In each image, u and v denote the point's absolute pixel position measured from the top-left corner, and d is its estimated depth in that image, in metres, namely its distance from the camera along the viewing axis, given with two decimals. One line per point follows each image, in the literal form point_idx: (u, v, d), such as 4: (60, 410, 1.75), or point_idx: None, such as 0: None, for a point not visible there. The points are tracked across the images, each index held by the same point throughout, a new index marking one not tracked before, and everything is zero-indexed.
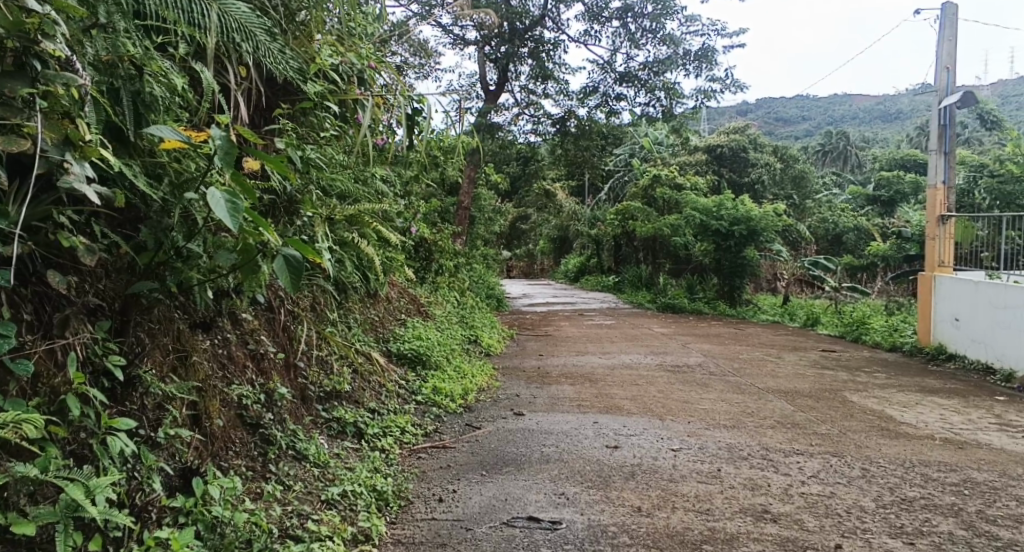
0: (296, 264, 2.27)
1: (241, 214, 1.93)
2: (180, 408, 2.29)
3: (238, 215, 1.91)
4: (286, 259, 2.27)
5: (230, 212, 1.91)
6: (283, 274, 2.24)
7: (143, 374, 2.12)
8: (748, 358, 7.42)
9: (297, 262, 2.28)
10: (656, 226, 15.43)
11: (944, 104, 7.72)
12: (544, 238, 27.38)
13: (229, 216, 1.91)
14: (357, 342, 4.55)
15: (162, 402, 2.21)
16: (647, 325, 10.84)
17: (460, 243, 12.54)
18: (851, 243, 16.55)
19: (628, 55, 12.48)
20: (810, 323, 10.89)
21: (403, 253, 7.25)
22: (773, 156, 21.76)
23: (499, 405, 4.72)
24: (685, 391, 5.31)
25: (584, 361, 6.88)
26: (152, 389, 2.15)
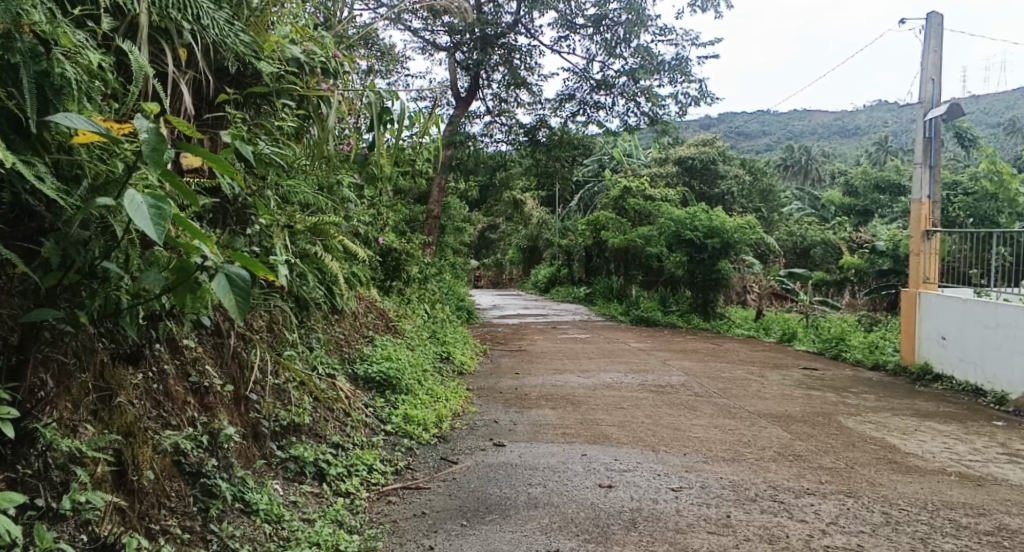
0: (244, 283, 1.84)
1: (169, 223, 1.53)
2: (95, 465, 1.89)
3: (166, 225, 1.51)
4: (231, 277, 1.84)
5: (153, 221, 1.51)
6: (224, 294, 1.80)
7: (45, 428, 1.76)
8: (731, 377, 7.13)
9: (246, 280, 1.85)
10: (629, 237, 15.19)
11: (929, 117, 7.56)
12: (511, 247, 27.09)
13: (153, 225, 1.51)
14: (319, 365, 4.12)
15: (69, 462, 1.83)
16: (623, 340, 10.55)
17: (430, 253, 12.11)
18: (820, 257, 16.53)
19: (604, 64, 12.23)
20: (787, 338, 10.68)
21: (371, 264, 6.82)
22: (742, 168, 21.79)
23: (476, 433, 4.32)
24: (674, 416, 4.97)
25: (563, 380, 6.52)
26: (55, 446, 1.78)
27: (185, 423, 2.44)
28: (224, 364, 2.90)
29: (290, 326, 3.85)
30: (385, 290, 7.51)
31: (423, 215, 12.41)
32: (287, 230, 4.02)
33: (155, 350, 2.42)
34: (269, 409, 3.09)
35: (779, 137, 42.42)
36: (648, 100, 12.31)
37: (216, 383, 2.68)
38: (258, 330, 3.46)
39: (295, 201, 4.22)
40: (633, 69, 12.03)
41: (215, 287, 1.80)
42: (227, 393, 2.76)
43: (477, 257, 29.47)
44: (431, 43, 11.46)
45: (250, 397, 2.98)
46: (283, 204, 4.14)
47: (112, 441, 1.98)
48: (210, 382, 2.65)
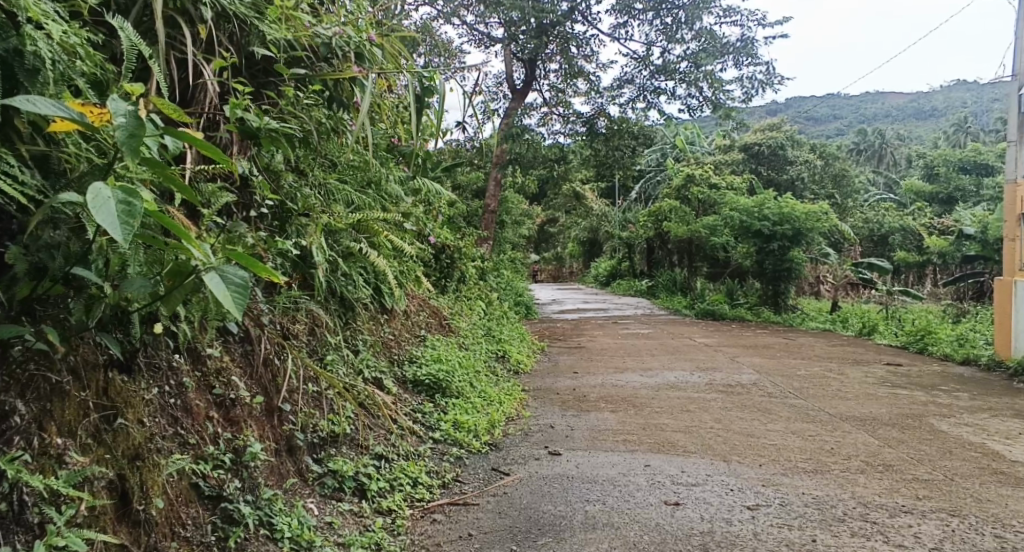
0: (239, 280, 1.75)
1: (136, 222, 1.48)
2: (80, 507, 1.72)
3: (131, 224, 1.47)
4: (225, 276, 1.75)
5: (120, 221, 1.47)
6: (218, 289, 1.70)
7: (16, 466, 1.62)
8: (807, 375, 6.64)
9: (241, 277, 1.76)
10: (692, 228, 14.64)
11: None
12: (572, 241, 26.68)
13: (120, 226, 1.47)
14: (364, 368, 3.92)
15: (49, 501, 1.67)
16: (689, 335, 10.08)
17: (488, 249, 11.88)
18: (898, 243, 15.62)
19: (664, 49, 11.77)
20: (867, 331, 10.02)
21: (423, 262, 6.62)
22: (812, 153, 20.87)
23: (530, 440, 4.04)
24: (745, 420, 4.58)
25: (624, 380, 6.18)
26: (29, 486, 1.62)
27: (208, 442, 2.25)
28: (255, 374, 2.72)
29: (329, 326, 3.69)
30: (441, 289, 7.30)
31: (480, 210, 12.18)
32: (325, 227, 3.83)
33: (173, 361, 2.25)
34: (306, 418, 2.90)
35: (850, 119, 40.69)
36: (710, 84, 11.78)
37: (243, 393, 2.50)
38: (297, 335, 3.28)
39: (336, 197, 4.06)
40: (694, 52, 11.51)
41: (208, 283, 1.71)
42: (256, 405, 2.58)
43: (538, 251, 29.25)
44: (485, 36, 11.22)
45: (284, 405, 2.79)
46: (327, 202, 3.99)
47: (103, 473, 1.82)
48: (236, 393, 2.48)
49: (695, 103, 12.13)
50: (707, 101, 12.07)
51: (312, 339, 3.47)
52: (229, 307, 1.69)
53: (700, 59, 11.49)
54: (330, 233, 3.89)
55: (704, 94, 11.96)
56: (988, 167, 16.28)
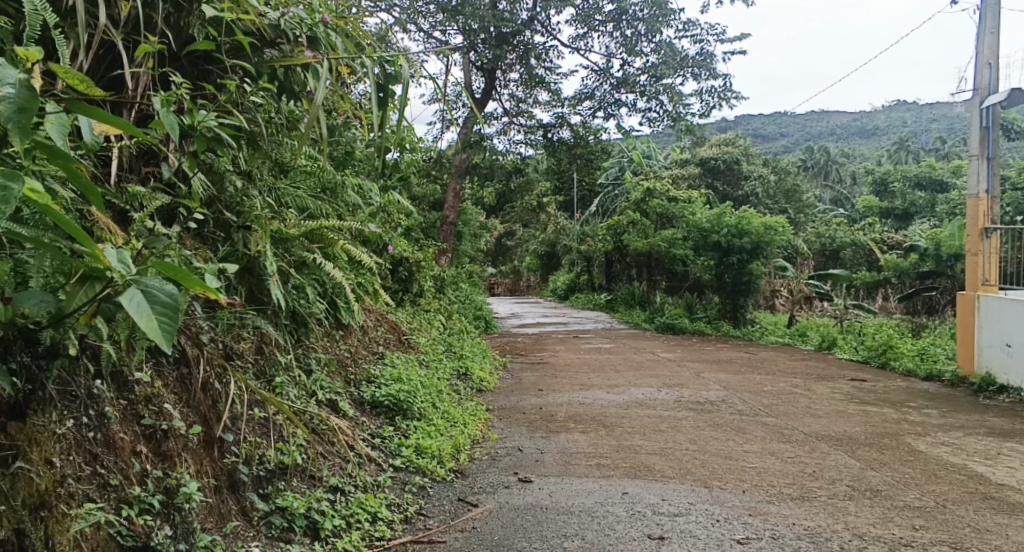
0: (166, 297, 1.49)
1: None
2: None
3: None
4: (148, 292, 1.50)
5: None
6: (138, 310, 1.45)
7: None
8: (775, 391, 6.51)
9: (169, 293, 1.51)
10: (651, 241, 14.58)
11: (986, 104, 6.91)
12: (529, 254, 26.52)
13: None
14: (318, 389, 3.61)
15: None
16: (651, 349, 9.94)
17: (446, 261, 11.58)
18: (850, 259, 15.84)
19: (625, 61, 11.71)
20: (827, 346, 10.02)
21: (380, 274, 6.30)
22: (766, 168, 21.17)
23: (498, 466, 3.77)
24: (721, 441, 4.38)
25: (590, 397, 5.96)
26: None
27: (133, 482, 1.94)
28: (194, 401, 2.40)
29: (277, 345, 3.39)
30: (399, 302, 6.98)
31: (438, 221, 11.88)
32: (276, 234, 3.55)
33: (93, 388, 1.95)
34: (251, 449, 2.59)
35: (800, 137, 41.66)
36: (670, 98, 11.74)
37: (178, 423, 2.18)
38: (242, 355, 2.98)
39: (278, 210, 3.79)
40: (654, 65, 11.45)
41: (125, 301, 1.46)
42: (193, 436, 2.26)
43: (494, 264, 29.01)
44: (443, 44, 10.97)
45: (225, 435, 2.48)
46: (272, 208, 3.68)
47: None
48: (170, 423, 2.16)
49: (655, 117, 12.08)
50: (668, 116, 12.03)
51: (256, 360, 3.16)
52: (151, 330, 1.44)
53: (660, 72, 11.44)
54: (280, 241, 3.61)
55: (665, 107, 11.91)
56: (938, 184, 16.62)
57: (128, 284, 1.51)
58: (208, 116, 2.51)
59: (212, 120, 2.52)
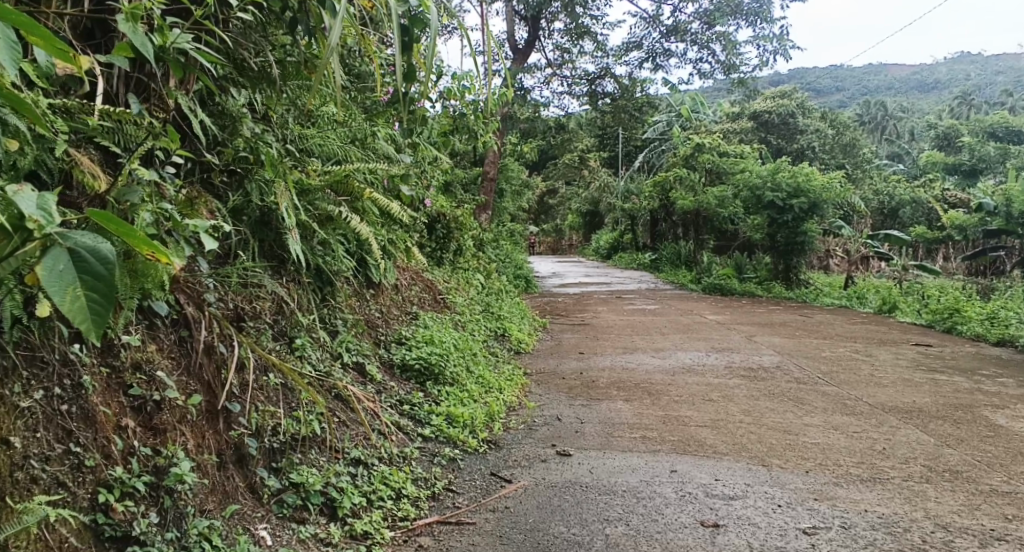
0: (97, 266, 1.32)
1: None
2: None
3: None
4: (72, 258, 1.32)
5: None
6: (60, 286, 1.27)
7: None
8: (833, 358, 6.10)
9: (103, 259, 1.33)
10: (700, 199, 14.02)
11: None
12: (573, 213, 26.08)
13: None
14: (342, 352, 3.38)
15: None
16: (698, 311, 9.55)
17: (486, 219, 11.28)
18: (909, 217, 15.07)
19: (675, 8, 11.08)
20: (887, 309, 9.49)
21: (416, 231, 6.03)
22: (821, 122, 20.26)
23: (536, 436, 3.51)
24: (778, 413, 4.04)
25: (634, 362, 5.65)
26: None
27: (116, 464, 1.78)
28: (194, 369, 2.16)
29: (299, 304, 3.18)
30: (437, 261, 6.72)
31: (478, 178, 11.56)
32: (297, 184, 3.27)
33: (68, 354, 1.77)
34: (264, 419, 2.37)
35: (857, 90, 39.86)
36: (723, 46, 11.09)
37: (172, 394, 1.99)
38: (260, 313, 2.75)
39: (296, 156, 3.51)
40: (708, 12, 10.78)
41: (44, 272, 1.28)
42: (191, 407, 2.05)
43: (537, 223, 28.61)
44: None
45: (231, 405, 2.23)
46: (287, 154, 3.37)
47: None
48: (162, 394, 1.97)
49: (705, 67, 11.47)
50: (720, 67, 11.40)
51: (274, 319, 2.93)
52: (74, 311, 1.27)
53: (712, 19, 10.78)
54: (302, 193, 3.34)
55: (718, 56, 11.27)
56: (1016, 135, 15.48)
57: (53, 244, 1.33)
58: (183, 37, 2.20)
59: (187, 41, 2.20)
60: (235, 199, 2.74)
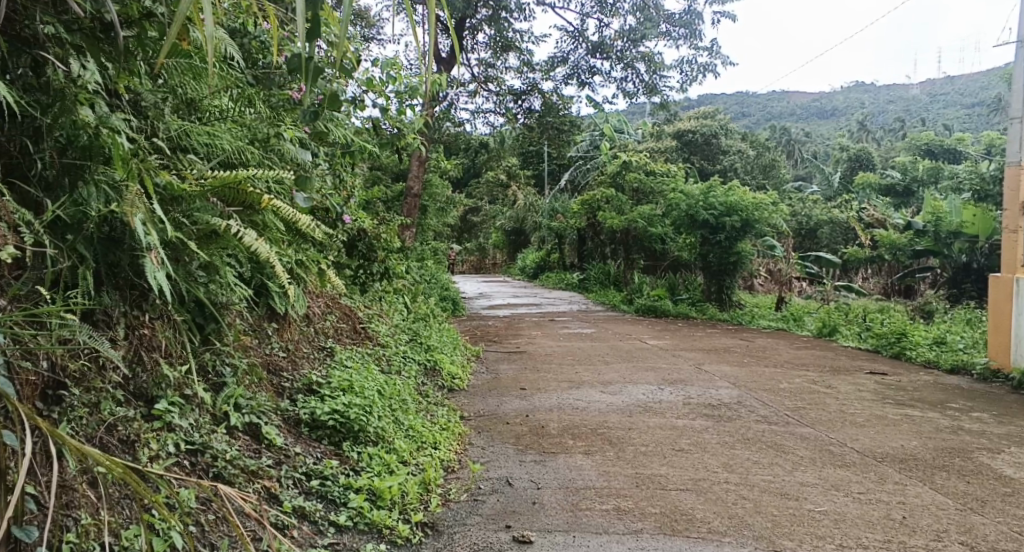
0: None
1: None
2: None
3: None
4: None
5: None
6: None
7: None
8: (794, 391, 5.60)
9: None
10: (629, 217, 13.64)
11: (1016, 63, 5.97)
12: (496, 231, 25.54)
13: None
14: (226, 413, 2.57)
15: None
16: (637, 335, 9.03)
17: (410, 238, 10.47)
18: (827, 237, 15.24)
19: (601, 23, 10.59)
20: (826, 332, 9.20)
21: (333, 250, 5.19)
22: (741, 143, 20.51)
23: (485, 513, 2.77)
24: (764, 468, 3.43)
25: (582, 400, 4.99)
26: None
27: None
28: None
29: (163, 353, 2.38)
30: (355, 286, 5.88)
31: (402, 195, 10.71)
32: (164, 187, 2.43)
33: None
34: (86, 542, 1.59)
35: (765, 117, 41.12)
36: (648, 67, 10.69)
37: None
38: (86, 371, 1.95)
39: (164, 152, 2.70)
40: (636, 30, 10.30)
41: None
42: None
43: (459, 241, 27.81)
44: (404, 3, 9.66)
45: (21, 533, 1.39)
46: (149, 149, 2.57)
47: None
48: None
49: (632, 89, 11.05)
50: (646, 91, 11.01)
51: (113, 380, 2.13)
52: None
53: (638, 36, 10.29)
54: (170, 201, 2.48)
55: (643, 76, 10.81)
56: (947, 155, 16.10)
57: None
58: None
59: None
60: (54, 213, 1.92)
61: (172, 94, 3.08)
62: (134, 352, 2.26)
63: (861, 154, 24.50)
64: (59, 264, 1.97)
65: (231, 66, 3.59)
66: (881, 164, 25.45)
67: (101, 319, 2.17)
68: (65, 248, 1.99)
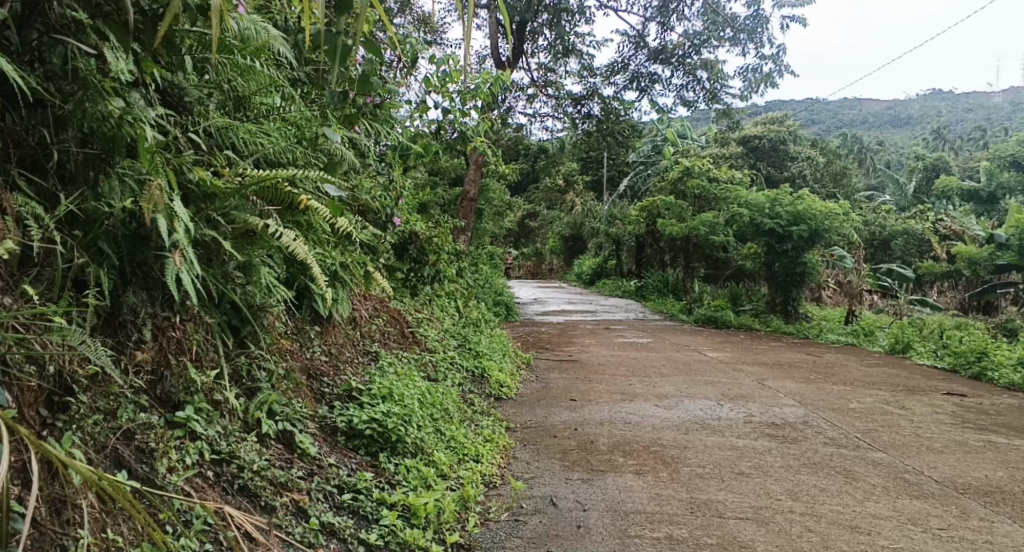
0: None
1: None
2: None
3: None
4: None
5: None
6: None
7: None
8: (864, 411, 5.26)
9: None
10: (689, 224, 13.26)
11: None
12: (554, 236, 25.37)
13: None
14: (257, 419, 2.47)
15: None
16: (696, 346, 8.72)
17: (466, 242, 10.38)
18: (900, 249, 14.55)
19: (664, 27, 10.28)
20: (899, 349, 8.70)
21: (384, 253, 5.10)
22: (810, 149, 19.83)
23: (526, 536, 2.61)
24: (832, 497, 3.16)
25: (636, 413, 4.78)
26: None
27: None
28: None
29: (190, 357, 2.30)
30: (407, 290, 5.79)
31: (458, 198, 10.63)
32: (198, 184, 2.35)
33: None
34: None
35: (834, 123, 39.79)
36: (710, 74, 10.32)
37: None
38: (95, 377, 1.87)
39: (203, 148, 2.62)
40: (700, 34, 9.93)
41: None
42: None
43: (516, 246, 27.72)
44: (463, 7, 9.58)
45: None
46: (186, 145, 2.49)
47: None
48: None
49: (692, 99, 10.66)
50: (708, 99, 10.60)
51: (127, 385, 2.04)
52: None
53: (700, 42, 9.93)
54: (204, 198, 2.39)
55: (704, 83, 10.44)
56: None
57: None
58: None
59: None
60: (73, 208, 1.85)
61: (217, 90, 2.99)
62: (160, 355, 2.18)
63: (939, 163, 23.41)
64: (76, 261, 1.89)
65: (280, 62, 3.51)
66: (961, 173, 24.26)
67: (125, 320, 2.10)
68: (77, 244, 1.91)
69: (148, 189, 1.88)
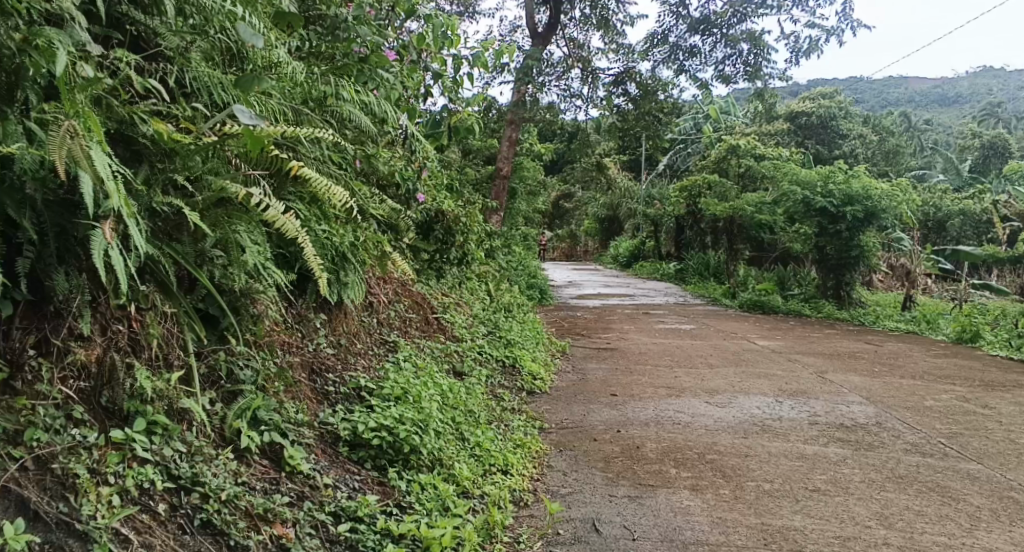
0: None
1: None
2: None
3: None
4: None
5: None
6: None
7: None
8: (943, 410, 4.65)
9: None
10: (733, 205, 12.57)
11: None
12: (590, 218, 24.79)
13: None
14: (235, 430, 2.04)
15: None
16: (745, 333, 8.12)
17: (498, 223, 9.87)
18: (957, 230, 13.65)
19: None
20: (967, 338, 7.98)
21: (407, 232, 4.63)
22: (862, 127, 18.85)
23: None
24: (932, 523, 2.61)
25: (686, 411, 4.25)
26: None
27: None
28: None
29: (147, 357, 1.91)
30: (433, 272, 5.32)
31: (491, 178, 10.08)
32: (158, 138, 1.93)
33: None
34: None
35: (880, 100, 38.26)
36: (753, 46, 9.55)
37: None
38: None
39: (168, 98, 2.18)
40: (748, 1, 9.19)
41: None
42: None
43: (550, 227, 27.16)
44: None
45: None
46: (142, 89, 2.06)
47: None
48: None
49: (733, 73, 9.91)
50: (749, 72, 9.81)
51: (53, 397, 1.66)
52: None
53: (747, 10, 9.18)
54: (161, 155, 1.97)
55: (748, 58, 9.69)
56: None
57: None
58: None
59: None
60: None
61: (203, 37, 2.48)
62: (105, 353, 1.79)
63: (996, 141, 22.19)
64: None
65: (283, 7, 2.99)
66: (1021, 154, 23.01)
67: (59, 307, 1.73)
68: None
69: (58, 136, 1.55)
